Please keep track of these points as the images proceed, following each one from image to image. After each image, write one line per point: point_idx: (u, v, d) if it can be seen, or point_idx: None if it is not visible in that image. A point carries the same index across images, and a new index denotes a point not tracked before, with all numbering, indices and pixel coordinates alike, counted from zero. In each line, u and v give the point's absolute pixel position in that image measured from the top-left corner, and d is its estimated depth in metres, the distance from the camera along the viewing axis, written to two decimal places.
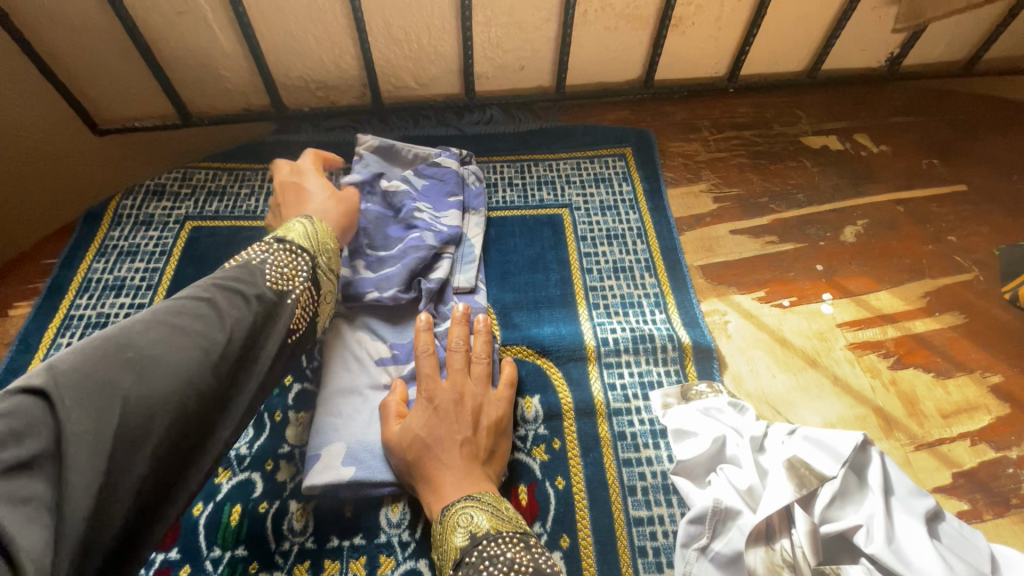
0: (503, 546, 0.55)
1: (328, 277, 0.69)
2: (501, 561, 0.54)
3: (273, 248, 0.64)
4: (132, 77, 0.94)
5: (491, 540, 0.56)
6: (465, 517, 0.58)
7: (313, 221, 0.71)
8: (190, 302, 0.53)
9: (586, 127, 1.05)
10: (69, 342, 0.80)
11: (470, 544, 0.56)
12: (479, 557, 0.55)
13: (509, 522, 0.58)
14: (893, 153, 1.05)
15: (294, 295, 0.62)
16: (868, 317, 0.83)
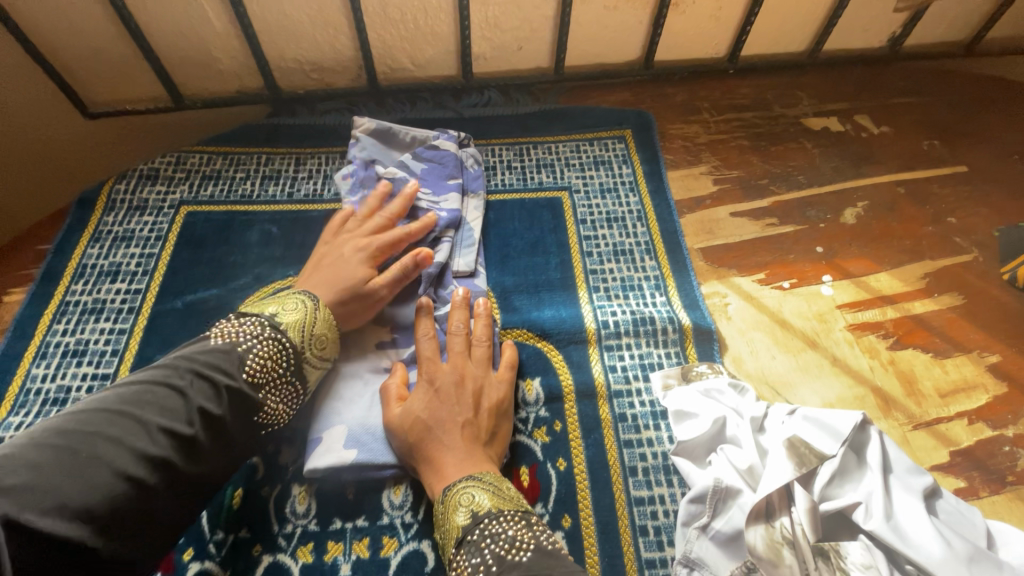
0: (505, 524, 0.56)
1: (316, 367, 0.67)
2: (503, 539, 0.55)
3: (263, 333, 0.63)
4: (122, 59, 0.91)
5: (493, 518, 0.56)
6: (467, 497, 0.58)
7: (317, 301, 0.68)
8: (161, 390, 0.54)
9: (585, 109, 1.04)
10: (65, 328, 0.79)
11: (472, 522, 0.57)
12: (481, 535, 0.56)
13: (510, 502, 0.59)
14: (894, 134, 1.04)
15: (270, 388, 0.61)
16: (867, 299, 0.83)
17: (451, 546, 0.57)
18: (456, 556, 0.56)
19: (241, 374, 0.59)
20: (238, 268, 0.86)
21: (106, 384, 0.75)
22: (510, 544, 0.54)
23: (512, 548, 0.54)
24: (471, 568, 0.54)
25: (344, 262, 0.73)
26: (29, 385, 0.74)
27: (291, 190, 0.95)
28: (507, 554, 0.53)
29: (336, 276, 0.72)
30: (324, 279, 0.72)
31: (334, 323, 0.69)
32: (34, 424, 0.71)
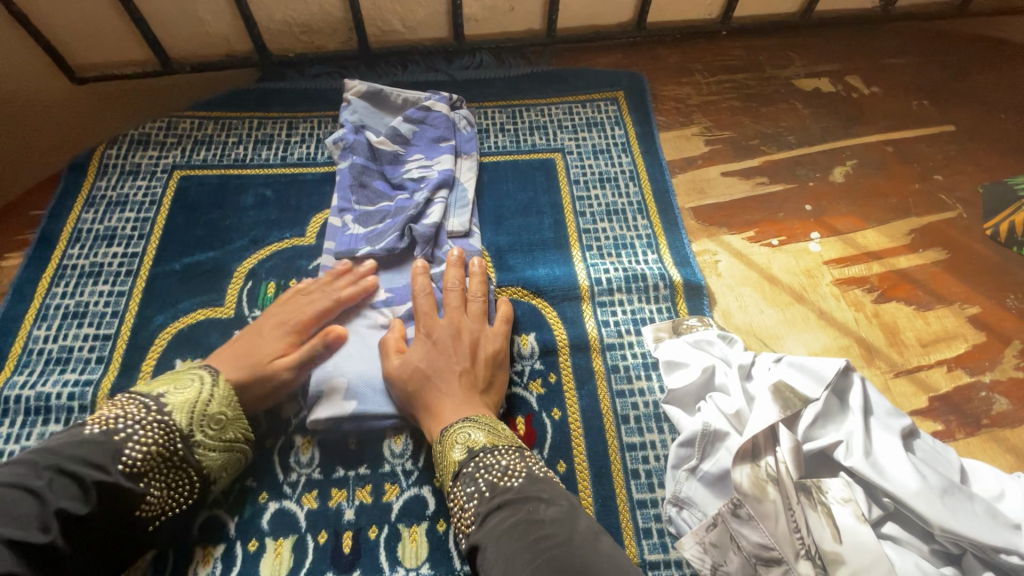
0: (499, 457, 0.58)
1: (218, 451, 0.62)
2: (497, 469, 0.57)
3: (149, 417, 0.59)
4: (106, 21, 0.90)
5: (487, 452, 0.59)
6: (463, 435, 0.61)
7: (217, 376, 0.64)
8: (14, 492, 0.50)
9: (578, 71, 1.04)
10: (65, 291, 0.80)
11: (467, 456, 0.59)
12: (476, 468, 0.58)
13: (504, 437, 0.61)
14: (884, 94, 1.05)
15: (156, 476, 0.57)
16: (853, 255, 0.85)
17: (448, 480, 0.60)
18: (454, 488, 0.59)
19: (117, 466, 0.55)
20: (233, 231, 0.87)
21: (109, 344, 0.76)
22: (502, 471, 0.57)
23: (504, 475, 0.57)
24: (467, 497, 0.57)
25: (260, 334, 0.69)
26: (32, 345, 0.75)
27: (284, 153, 0.95)
28: (499, 480, 0.56)
29: (246, 347, 0.68)
30: (235, 350, 0.68)
31: (234, 401, 0.64)
32: (38, 382, 0.72)
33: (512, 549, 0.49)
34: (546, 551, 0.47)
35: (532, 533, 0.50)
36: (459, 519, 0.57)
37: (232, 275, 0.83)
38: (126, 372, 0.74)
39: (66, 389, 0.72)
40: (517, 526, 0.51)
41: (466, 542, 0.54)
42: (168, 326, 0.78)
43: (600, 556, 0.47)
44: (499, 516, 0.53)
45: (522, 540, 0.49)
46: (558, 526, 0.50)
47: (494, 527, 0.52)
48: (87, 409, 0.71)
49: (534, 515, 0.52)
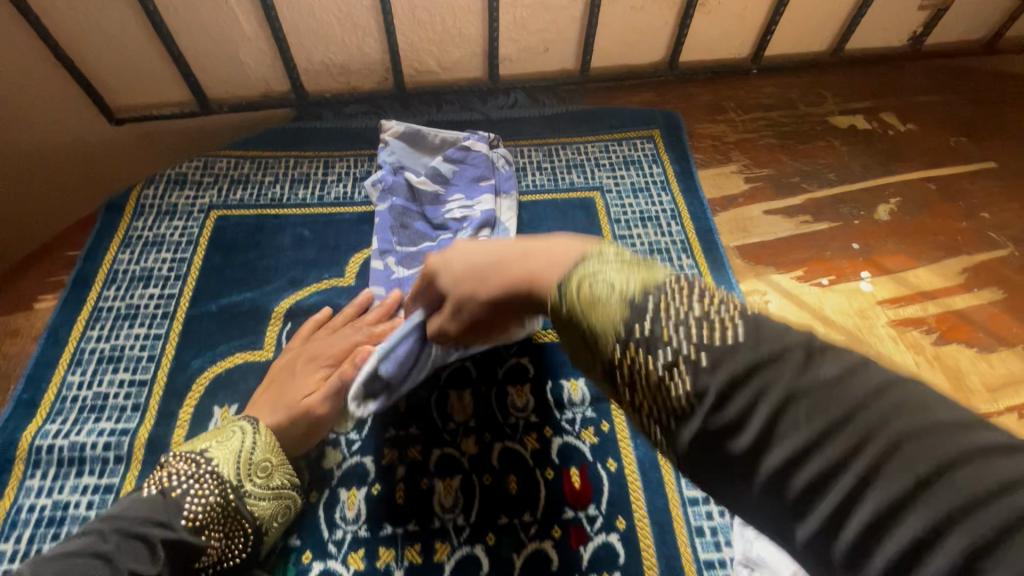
0: (676, 301, 0.38)
1: (270, 500, 0.60)
2: (686, 321, 0.37)
3: (201, 470, 0.58)
4: (148, 64, 0.91)
5: (660, 298, 0.38)
6: (597, 281, 0.41)
7: (258, 427, 0.62)
8: (84, 561, 0.50)
9: (613, 110, 1.04)
10: (100, 334, 0.78)
11: (633, 313, 0.38)
12: (654, 325, 0.37)
13: (656, 271, 0.40)
14: (921, 130, 1.04)
15: (214, 527, 0.57)
16: (907, 295, 0.82)
17: (612, 352, 0.39)
18: (632, 358, 0.38)
19: (179, 521, 0.55)
20: (271, 272, 0.85)
21: (145, 391, 0.73)
22: (704, 320, 0.36)
23: (702, 322, 0.36)
24: (662, 368, 0.36)
25: (294, 373, 0.68)
26: (66, 392, 0.73)
27: (321, 193, 0.94)
28: (706, 335, 0.36)
29: (281, 389, 0.67)
30: (271, 394, 0.67)
31: (278, 446, 0.62)
32: (72, 431, 0.70)
33: (816, 435, 0.30)
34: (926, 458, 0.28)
35: (851, 427, 0.30)
36: (652, 402, 0.37)
37: (270, 317, 0.81)
38: (162, 420, 0.71)
39: (102, 439, 0.69)
40: (794, 402, 0.32)
41: (687, 435, 0.35)
42: (205, 370, 0.75)
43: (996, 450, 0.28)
44: (752, 385, 0.33)
45: (844, 432, 0.30)
46: (889, 405, 0.30)
47: (770, 417, 0.32)
48: (122, 460, 0.68)
49: (810, 378, 0.32)
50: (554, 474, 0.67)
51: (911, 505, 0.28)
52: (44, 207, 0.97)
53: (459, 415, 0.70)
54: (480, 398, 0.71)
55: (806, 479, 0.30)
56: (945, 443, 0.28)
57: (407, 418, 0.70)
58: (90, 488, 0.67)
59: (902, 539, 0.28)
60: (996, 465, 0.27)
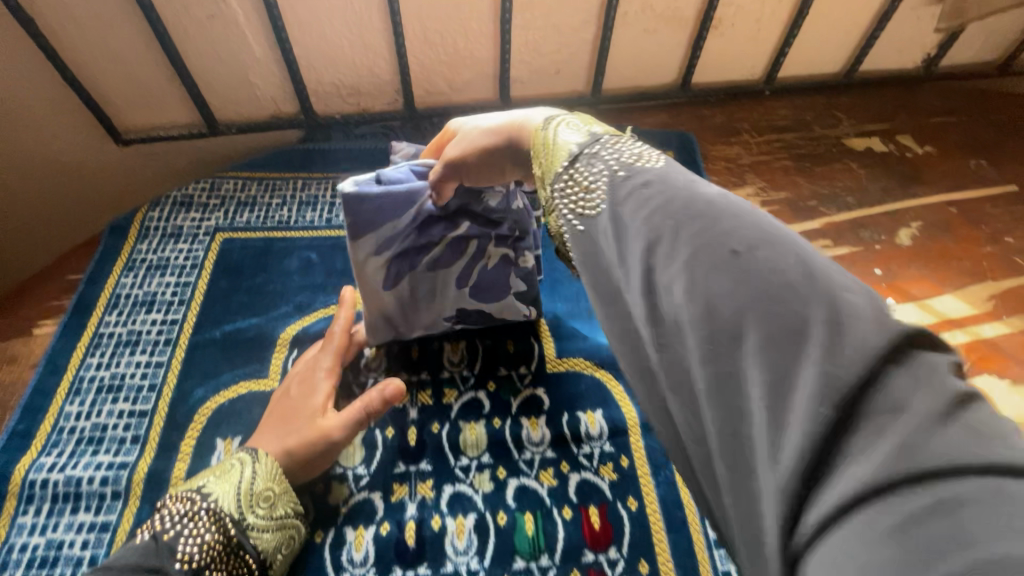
0: (627, 141, 0.44)
1: (272, 531, 0.57)
2: (628, 150, 0.42)
3: (196, 506, 0.54)
4: (157, 85, 0.90)
5: (617, 137, 0.44)
6: (575, 122, 0.48)
7: (257, 454, 0.59)
8: None
9: (625, 131, 1.03)
10: (99, 362, 0.75)
11: (591, 139, 0.45)
12: (603, 147, 0.43)
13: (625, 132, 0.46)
14: (939, 153, 1.03)
15: (213, 565, 0.52)
16: (935, 323, 0.80)
17: (560, 163, 0.45)
18: (568, 170, 0.44)
19: (174, 564, 0.51)
20: (278, 297, 0.83)
21: (145, 422, 0.71)
22: (636, 154, 0.42)
23: (637, 155, 0.42)
24: (593, 176, 0.42)
25: (294, 396, 0.65)
26: (63, 423, 0.70)
27: (329, 216, 0.93)
28: (635, 160, 0.41)
29: (287, 414, 0.63)
30: (275, 420, 0.63)
31: (281, 473, 0.59)
32: (67, 465, 0.67)
33: (673, 223, 0.34)
34: (764, 246, 0.31)
35: (706, 214, 0.34)
36: (564, 202, 0.42)
37: (276, 343, 0.78)
38: (163, 453, 0.68)
39: (99, 473, 0.66)
40: (671, 203, 0.35)
41: (586, 236, 0.40)
42: (208, 400, 0.73)
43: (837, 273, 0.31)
44: (649, 189, 0.37)
45: (695, 225, 0.33)
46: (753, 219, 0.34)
47: (647, 211, 0.36)
48: (120, 496, 0.65)
49: (695, 194, 0.36)
50: (572, 513, 0.64)
51: (727, 274, 0.30)
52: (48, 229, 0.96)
53: (472, 450, 0.68)
54: (494, 431, 0.69)
55: (648, 257, 0.34)
56: (785, 254, 0.31)
57: (419, 453, 0.67)
58: (85, 526, 0.64)
59: (708, 295, 0.30)
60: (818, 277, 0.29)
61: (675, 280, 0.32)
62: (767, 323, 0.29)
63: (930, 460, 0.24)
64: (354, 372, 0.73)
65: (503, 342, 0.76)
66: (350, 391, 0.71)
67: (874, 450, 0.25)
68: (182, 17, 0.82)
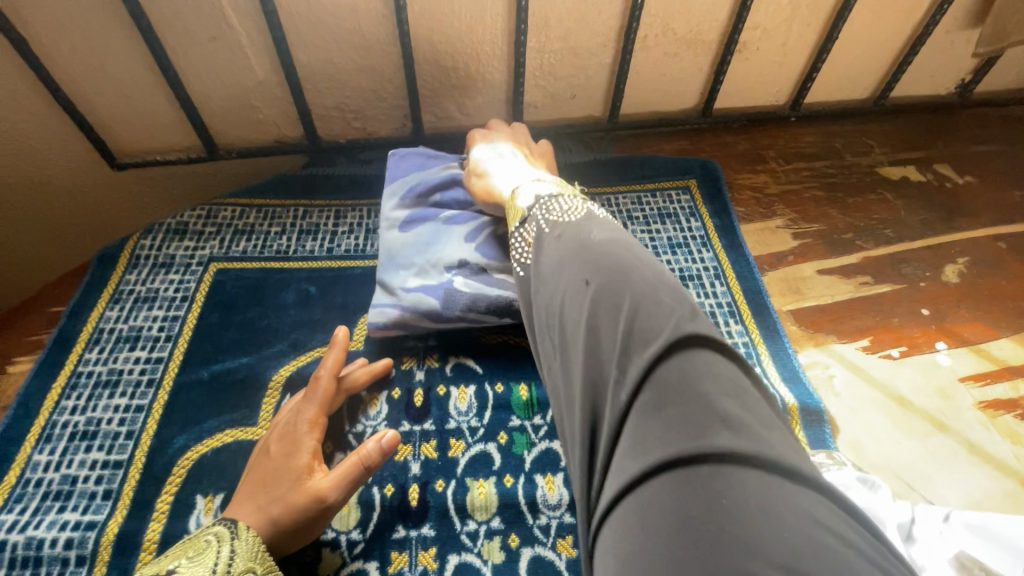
0: (561, 200, 0.57)
1: None
2: (557, 208, 0.56)
3: None
4: (155, 109, 0.86)
5: (551, 198, 0.58)
6: (537, 185, 0.62)
7: (236, 530, 0.52)
8: None
9: (646, 158, 0.97)
10: (75, 405, 0.69)
11: (534, 202, 0.59)
12: (542, 205, 0.58)
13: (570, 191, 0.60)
14: (980, 183, 0.97)
15: None
16: (994, 370, 0.73)
17: (515, 222, 0.60)
18: (520, 229, 0.58)
19: None
20: (273, 334, 0.77)
21: (120, 474, 0.64)
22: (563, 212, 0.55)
23: (564, 213, 0.55)
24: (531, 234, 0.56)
25: (274, 456, 0.58)
26: (29, 475, 0.64)
27: (330, 245, 0.87)
28: (560, 218, 0.54)
29: (268, 477, 0.56)
30: (255, 483, 0.56)
31: (263, 550, 0.52)
32: (30, 524, 0.60)
33: (563, 265, 0.49)
34: (605, 277, 0.44)
35: (582, 260, 0.47)
36: (517, 255, 0.58)
37: (268, 387, 0.72)
38: (136, 512, 0.61)
39: (64, 534, 0.59)
40: (566, 250, 0.50)
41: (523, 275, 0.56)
42: (190, 450, 0.66)
43: (664, 292, 0.42)
44: (558, 242, 0.51)
45: (573, 269, 0.47)
46: (614, 254, 0.46)
47: (551, 257, 0.51)
48: (85, 561, 0.58)
49: (584, 241, 0.49)
50: None
51: (579, 306, 0.44)
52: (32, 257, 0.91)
53: (480, 513, 0.60)
54: (506, 491, 0.62)
55: (545, 292, 0.49)
56: (618, 287, 0.43)
57: (421, 516, 0.60)
58: None
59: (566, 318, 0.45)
60: (635, 304, 0.41)
61: (552, 305, 0.48)
62: (594, 337, 0.42)
63: (666, 428, 0.35)
64: (349, 420, 0.66)
65: (515, 387, 0.69)
66: (346, 443, 0.65)
67: (638, 419, 0.37)
68: (182, 39, 0.78)
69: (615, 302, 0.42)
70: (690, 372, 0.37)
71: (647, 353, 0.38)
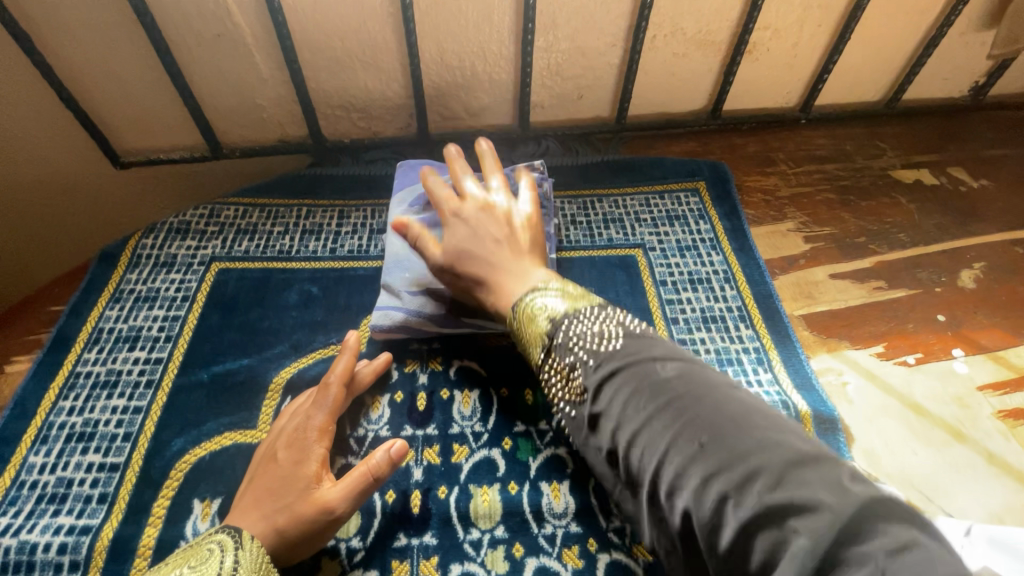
0: (587, 321, 0.52)
1: None
2: (588, 332, 0.51)
3: None
4: (158, 108, 0.85)
5: (572, 318, 0.53)
6: (537, 304, 0.57)
7: (239, 538, 0.51)
8: None
9: (654, 160, 0.95)
10: (72, 406, 0.68)
11: (553, 326, 0.54)
12: (566, 334, 0.53)
13: (586, 303, 0.55)
14: (995, 187, 0.95)
15: None
16: (1013, 379, 0.71)
17: (540, 351, 0.55)
18: (548, 360, 0.54)
19: None
20: (273, 334, 0.75)
21: (115, 477, 0.63)
22: (599, 336, 0.50)
23: (602, 338, 0.50)
24: (569, 366, 0.51)
25: (280, 462, 0.56)
26: (24, 477, 0.62)
27: (333, 245, 0.86)
28: (597, 343, 0.50)
29: (274, 485, 0.54)
30: (260, 489, 0.54)
31: (267, 560, 0.51)
32: (23, 528, 0.59)
33: (636, 400, 0.44)
34: (686, 405, 0.41)
35: (656, 393, 0.43)
36: (557, 392, 0.52)
37: (268, 389, 0.70)
38: (131, 516, 0.60)
39: (58, 539, 0.58)
40: (636, 386, 0.45)
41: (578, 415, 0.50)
42: (187, 453, 0.65)
43: (748, 411, 0.39)
44: (614, 380, 0.46)
45: (647, 405, 0.43)
46: (684, 383, 0.43)
47: (612, 393, 0.46)
48: (78, 567, 0.57)
49: (648, 374, 0.45)
50: None
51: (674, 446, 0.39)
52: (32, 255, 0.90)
53: (484, 522, 0.59)
54: (511, 499, 0.60)
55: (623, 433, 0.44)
56: (708, 417, 0.39)
57: (423, 524, 0.59)
58: None
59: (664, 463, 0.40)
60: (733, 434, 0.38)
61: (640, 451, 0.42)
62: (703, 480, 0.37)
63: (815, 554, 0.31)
64: (353, 425, 0.65)
65: (520, 392, 0.68)
66: (347, 448, 0.63)
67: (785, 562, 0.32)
68: (186, 35, 0.77)
69: (714, 433, 0.38)
70: (819, 495, 0.33)
71: (769, 489, 0.34)
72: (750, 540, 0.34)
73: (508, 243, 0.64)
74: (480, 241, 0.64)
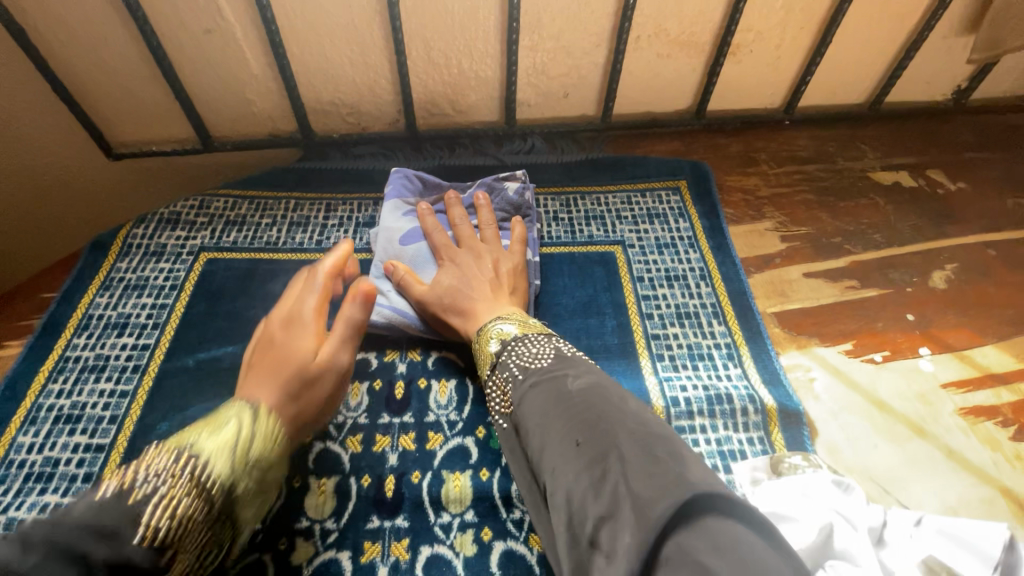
0: (531, 344, 0.60)
1: (250, 504, 0.53)
2: (530, 352, 0.59)
3: (179, 469, 0.48)
4: (151, 101, 0.87)
5: (518, 341, 0.61)
6: (497, 329, 0.64)
7: (257, 409, 0.56)
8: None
9: (638, 159, 0.97)
10: (61, 389, 0.70)
11: (501, 347, 0.61)
12: (509, 355, 0.60)
13: (535, 331, 0.63)
14: (972, 190, 0.96)
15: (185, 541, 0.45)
16: (976, 377, 0.73)
17: (486, 369, 0.61)
18: (491, 376, 0.60)
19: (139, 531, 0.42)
20: (258, 323, 0.77)
21: (101, 458, 0.65)
22: (533, 356, 0.58)
23: (536, 359, 0.57)
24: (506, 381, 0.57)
25: (278, 342, 0.62)
26: (13, 456, 0.65)
27: (320, 237, 0.88)
28: (531, 363, 0.57)
29: (277, 357, 0.60)
30: (262, 369, 0.60)
31: (279, 429, 0.56)
32: (12, 505, 0.61)
33: (545, 409, 0.51)
34: (579, 413, 0.48)
35: (560, 405, 0.50)
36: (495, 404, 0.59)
37: None
38: None
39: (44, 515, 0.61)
40: (549, 397, 0.52)
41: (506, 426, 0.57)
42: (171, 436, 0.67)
43: (627, 417, 0.46)
44: (532, 391, 0.54)
45: (552, 414, 0.50)
46: (586, 396, 0.50)
47: (528, 404, 0.53)
48: None
49: (561, 389, 0.52)
50: None
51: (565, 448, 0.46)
52: (26, 243, 0.92)
53: (454, 506, 0.61)
54: (482, 485, 0.62)
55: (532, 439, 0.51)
56: (594, 424, 0.46)
57: (396, 507, 0.61)
58: None
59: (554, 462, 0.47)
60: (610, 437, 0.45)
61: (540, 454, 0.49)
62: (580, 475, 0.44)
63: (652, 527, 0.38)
64: None
65: None
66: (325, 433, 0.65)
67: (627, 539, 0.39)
68: (177, 30, 0.79)
69: (595, 436, 0.45)
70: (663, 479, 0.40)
71: (626, 479, 0.41)
72: (604, 523, 0.40)
73: (492, 284, 0.70)
74: (467, 282, 0.70)
